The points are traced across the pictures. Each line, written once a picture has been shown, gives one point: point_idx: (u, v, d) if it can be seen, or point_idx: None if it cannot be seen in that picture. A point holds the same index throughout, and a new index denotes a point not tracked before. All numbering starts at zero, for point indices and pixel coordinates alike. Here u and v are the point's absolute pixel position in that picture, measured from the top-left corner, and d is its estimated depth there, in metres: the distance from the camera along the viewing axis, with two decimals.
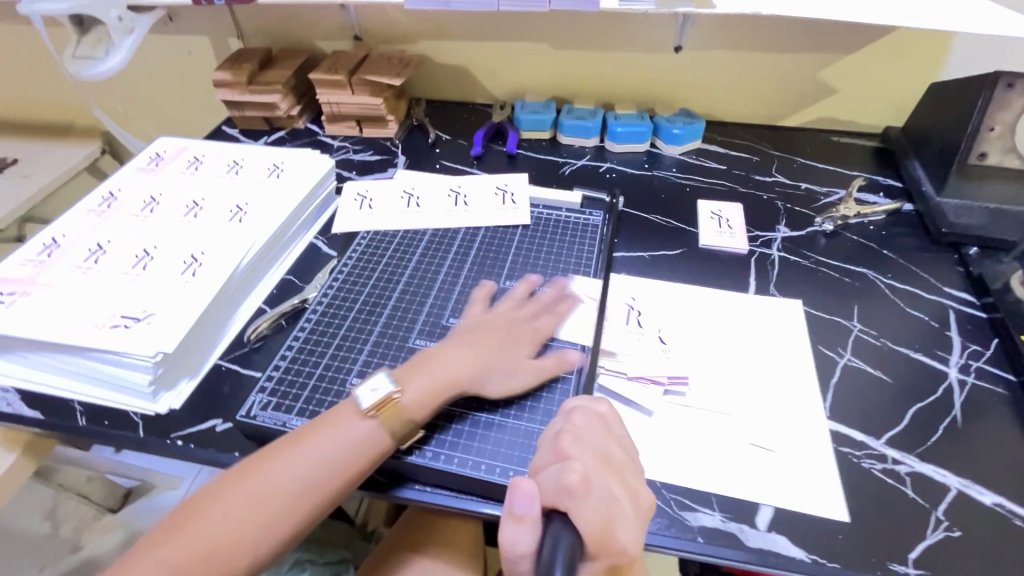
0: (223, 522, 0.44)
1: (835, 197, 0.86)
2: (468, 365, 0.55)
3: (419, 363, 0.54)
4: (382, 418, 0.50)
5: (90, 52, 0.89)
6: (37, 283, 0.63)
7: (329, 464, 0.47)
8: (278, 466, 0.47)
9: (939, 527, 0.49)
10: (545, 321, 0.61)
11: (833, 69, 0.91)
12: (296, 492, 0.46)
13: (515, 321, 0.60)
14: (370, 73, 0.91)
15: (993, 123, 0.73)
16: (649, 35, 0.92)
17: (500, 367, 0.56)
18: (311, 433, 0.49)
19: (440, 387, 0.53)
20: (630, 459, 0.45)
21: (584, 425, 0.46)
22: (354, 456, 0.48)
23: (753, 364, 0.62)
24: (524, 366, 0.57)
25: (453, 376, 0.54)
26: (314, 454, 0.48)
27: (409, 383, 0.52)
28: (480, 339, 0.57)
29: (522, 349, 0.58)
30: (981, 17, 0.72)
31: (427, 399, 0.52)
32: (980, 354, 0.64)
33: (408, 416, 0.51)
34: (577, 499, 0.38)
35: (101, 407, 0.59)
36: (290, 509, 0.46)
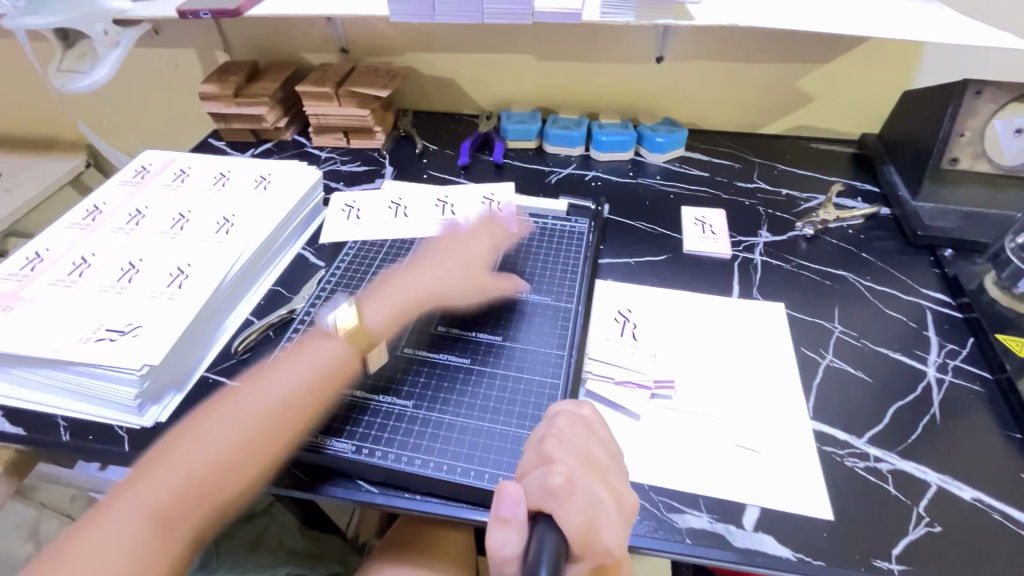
0: (196, 453, 0.48)
1: (815, 202, 0.88)
2: (425, 285, 0.65)
3: (381, 290, 0.64)
4: (346, 337, 0.58)
5: (75, 66, 0.89)
6: (20, 297, 0.62)
7: (295, 382, 0.54)
8: (242, 400, 0.53)
9: (921, 523, 0.50)
10: (494, 243, 0.72)
11: (810, 78, 0.93)
12: (265, 416, 0.52)
13: (465, 245, 0.70)
14: (357, 85, 0.92)
15: (964, 129, 0.76)
16: (632, 46, 0.94)
17: (456, 285, 0.65)
18: (271, 372, 0.56)
19: (402, 305, 0.63)
20: (614, 460, 0.46)
21: (568, 429, 0.46)
22: (318, 372, 0.55)
23: (738, 366, 0.63)
24: (478, 281, 0.66)
25: (409, 298, 0.63)
26: (276, 384, 0.54)
27: (368, 309, 0.62)
28: (432, 266, 0.67)
29: (476, 267, 0.68)
30: (949, 27, 0.74)
31: (388, 317, 0.62)
32: (957, 352, 0.65)
33: (373, 335, 0.60)
34: (561, 500, 0.39)
35: (86, 422, 0.58)
36: (261, 433, 0.51)
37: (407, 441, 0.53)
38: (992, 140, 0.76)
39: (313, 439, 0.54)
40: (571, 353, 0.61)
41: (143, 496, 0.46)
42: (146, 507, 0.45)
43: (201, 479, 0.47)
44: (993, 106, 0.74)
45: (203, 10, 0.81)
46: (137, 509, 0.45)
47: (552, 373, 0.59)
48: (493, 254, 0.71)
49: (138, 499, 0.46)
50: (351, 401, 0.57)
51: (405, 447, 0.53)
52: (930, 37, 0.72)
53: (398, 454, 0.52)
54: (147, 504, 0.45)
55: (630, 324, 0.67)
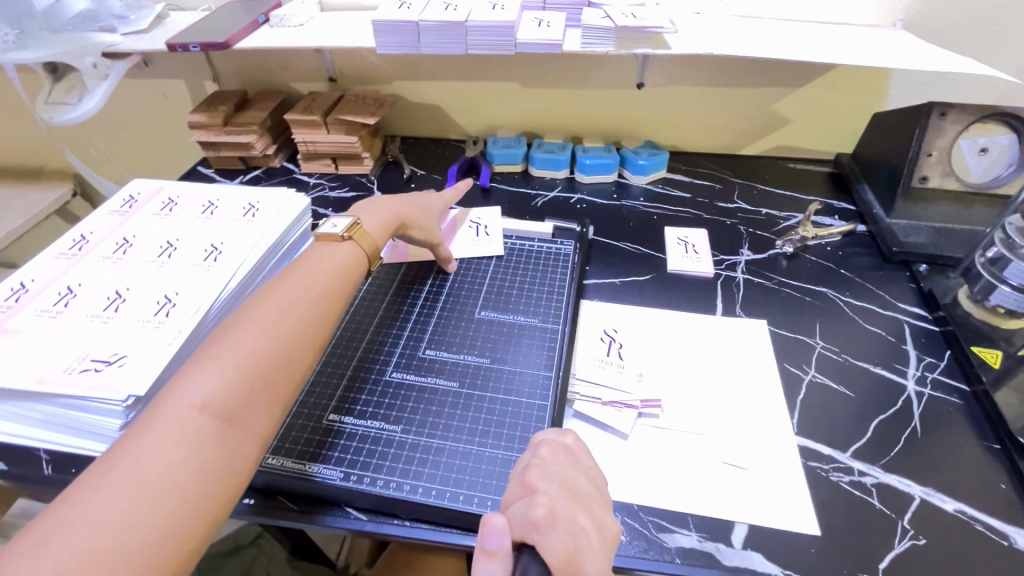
0: (243, 348, 0.47)
1: (794, 220, 0.90)
2: (406, 207, 0.71)
3: (369, 207, 0.68)
4: (357, 242, 0.62)
5: (63, 98, 0.90)
6: (3, 329, 0.62)
7: (326, 281, 0.56)
8: (278, 296, 0.53)
9: (906, 536, 0.51)
10: (447, 195, 0.80)
11: (784, 101, 0.97)
12: (302, 313, 0.52)
13: (427, 192, 0.77)
14: (345, 113, 0.93)
15: (931, 149, 0.78)
16: (613, 73, 0.97)
17: (423, 213, 0.73)
18: (290, 276, 0.56)
19: (391, 216, 0.68)
20: (597, 489, 0.46)
21: (550, 458, 0.47)
22: (343, 273, 0.59)
23: (723, 383, 0.64)
24: (433, 217, 0.75)
25: (396, 211, 0.69)
26: (304, 285, 0.55)
27: (363, 218, 0.66)
28: (406, 196, 0.73)
29: (434, 206, 0.76)
30: (913, 53, 0.78)
31: (383, 224, 0.67)
32: (935, 365, 0.67)
33: (374, 241, 0.64)
34: (545, 531, 0.38)
35: (70, 454, 0.57)
36: (303, 327, 0.52)
37: (397, 467, 0.53)
38: (959, 159, 0.79)
39: (303, 468, 0.53)
40: (558, 375, 0.62)
41: (200, 389, 0.44)
42: (209, 401, 0.44)
43: (262, 369, 0.47)
44: (958, 127, 0.77)
45: (192, 43, 0.83)
46: (199, 404, 0.43)
47: (540, 395, 0.60)
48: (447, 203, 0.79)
49: (196, 393, 0.44)
50: (341, 427, 0.57)
51: (395, 473, 0.53)
52: (895, 63, 0.75)
53: (387, 480, 0.52)
54: (211, 398, 0.44)
55: (616, 344, 0.68)
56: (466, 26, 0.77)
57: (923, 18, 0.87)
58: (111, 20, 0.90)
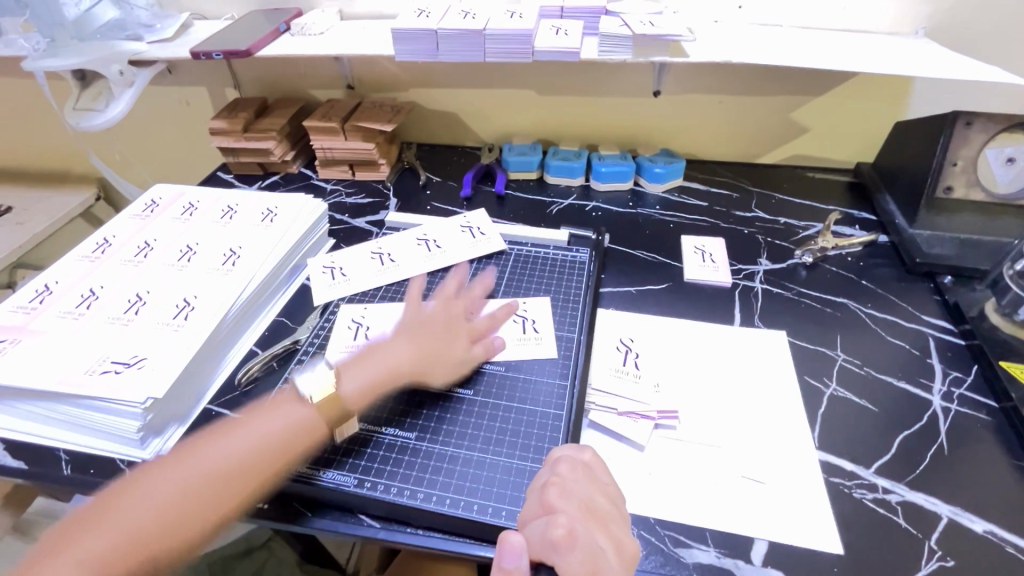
0: (143, 505, 0.47)
1: (813, 230, 0.89)
2: (406, 361, 0.60)
3: (363, 357, 0.59)
4: (318, 401, 0.55)
5: (90, 104, 0.92)
6: (28, 330, 0.63)
7: (259, 438, 0.52)
8: (205, 451, 0.51)
9: (933, 557, 0.49)
10: (477, 321, 0.66)
11: (803, 110, 0.96)
12: (224, 477, 0.50)
13: (451, 319, 0.65)
14: (363, 120, 0.94)
15: (956, 158, 0.76)
16: (629, 81, 0.96)
17: (436, 357, 0.61)
18: (233, 426, 0.54)
19: (379, 378, 0.58)
20: (614, 507, 0.45)
21: (569, 477, 0.46)
22: (285, 432, 0.53)
23: (741, 396, 0.63)
24: (456, 356, 0.62)
25: (390, 366, 0.59)
26: (236, 443, 0.52)
27: (348, 374, 0.58)
28: (418, 337, 0.62)
29: (459, 344, 0.63)
30: (938, 62, 0.76)
31: (367, 389, 0.57)
32: (961, 380, 0.65)
33: (344, 406, 0.56)
34: (563, 552, 0.40)
35: (87, 456, 0.58)
36: (219, 489, 0.49)
37: (409, 474, 0.53)
38: (985, 169, 0.77)
39: (313, 471, 0.53)
40: (574, 385, 0.61)
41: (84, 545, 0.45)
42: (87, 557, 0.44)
43: (149, 534, 0.46)
44: (984, 136, 0.75)
45: (215, 51, 0.84)
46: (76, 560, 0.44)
47: (555, 404, 0.59)
48: (478, 330, 0.65)
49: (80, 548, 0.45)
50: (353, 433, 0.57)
51: (407, 481, 0.52)
52: (921, 71, 0.73)
53: (398, 487, 0.52)
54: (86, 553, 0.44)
55: (633, 354, 0.67)
56: (485, 34, 0.78)
57: (947, 26, 0.85)
58: (137, 29, 0.94)
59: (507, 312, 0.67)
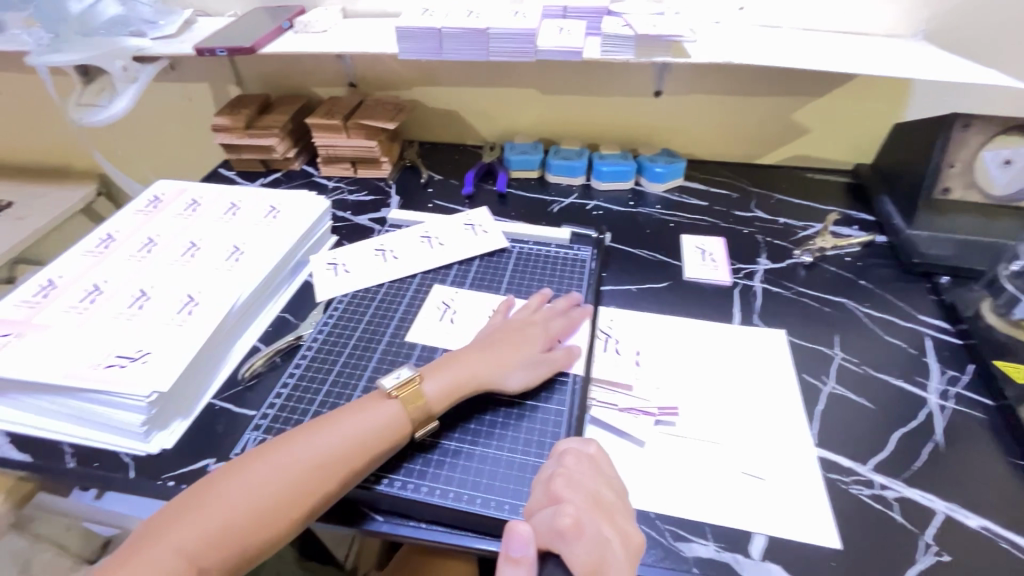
0: (235, 500, 0.46)
1: (812, 230, 0.90)
2: (485, 365, 0.59)
3: (446, 360, 0.59)
4: (404, 399, 0.54)
5: (93, 100, 0.92)
6: (32, 324, 0.63)
7: (345, 440, 0.50)
8: (294, 449, 0.49)
9: (928, 551, 0.50)
10: (555, 324, 0.65)
11: (803, 111, 0.96)
12: (310, 480, 0.48)
13: (529, 321, 0.64)
14: (365, 118, 0.94)
15: (954, 160, 0.77)
16: (630, 81, 0.97)
17: (515, 363, 0.59)
18: (320, 423, 0.52)
19: (462, 381, 0.57)
20: (620, 500, 0.46)
21: (575, 468, 0.47)
22: (371, 434, 0.52)
23: (741, 393, 0.63)
24: (536, 363, 0.60)
25: (472, 369, 0.58)
26: (324, 445, 0.50)
27: (431, 377, 0.57)
28: (498, 343, 0.61)
29: (537, 347, 0.61)
30: (937, 64, 0.77)
31: (450, 390, 0.56)
32: (958, 379, 0.66)
33: (428, 407, 0.55)
34: (571, 542, 0.40)
35: (92, 449, 0.58)
36: (303, 493, 0.48)
37: (413, 468, 0.54)
38: (982, 171, 0.78)
39: None
40: (575, 380, 0.62)
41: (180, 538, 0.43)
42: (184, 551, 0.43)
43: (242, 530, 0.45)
44: (981, 138, 0.76)
45: (219, 47, 0.85)
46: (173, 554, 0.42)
47: (557, 400, 0.60)
48: (555, 334, 0.64)
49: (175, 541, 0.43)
50: None
51: (411, 475, 0.53)
52: (920, 73, 0.74)
53: (401, 481, 0.52)
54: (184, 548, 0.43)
55: (633, 351, 0.68)
56: (488, 33, 0.78)
57: (945, 29, 0.86)
58: (142, 25, 0.93)
59: (580, 314, 0.67)
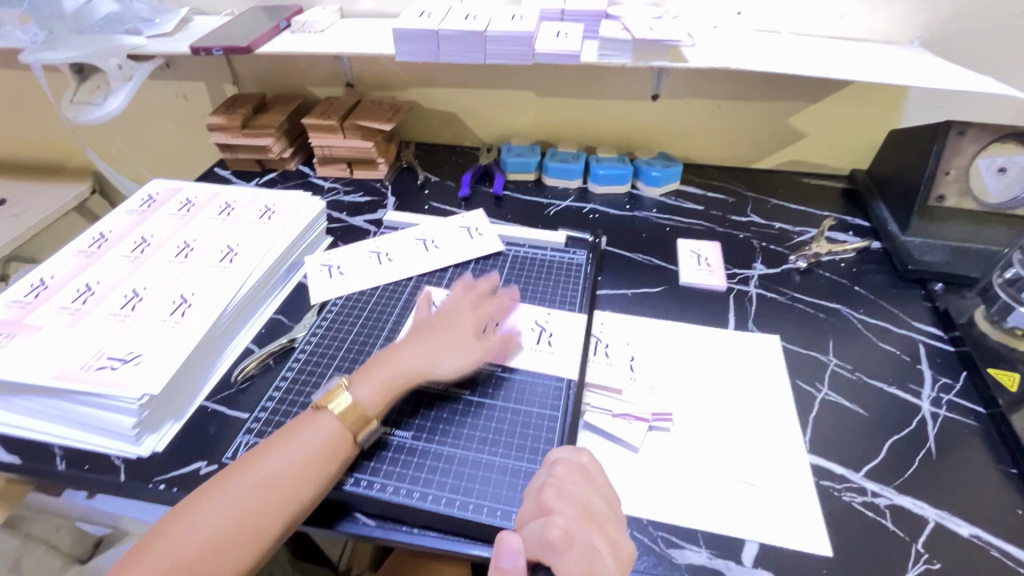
0: (198, 528, 0.45)
1: (808, 236, 0.90)
2: (417, 359, 0.58)
3: (374, 364, 0.57)
4: (339, 411, 0.53)
5: (88, 98, 0.91)
6: (23, 324, 0.63)
7: (303, 454, 0.50)
8: (254, 469, 0.49)
9: (919, 560, 0.50)
10: (480, 307, 0.66)
11: (800, 116, 0.96)
12: (274, 496, 0.47)
13: (454, 308, 0.64)
14: (362, 119, 0.94)
15: (949, 167, 0.78)
16: (628, 85, 0.97)
17: (446, 352, 0.59)
18: (280, 440, 0.51)
19: (392, 382, 0.56)
20: (611, 510, 0.46)
21: (565, 477, 0.47)
22: (330, 445, 0.51)
23: (735, 399, 0.64)
24: (468, 348, 0.61)
25: (403, 371, 0.57)
26: (282, 461, 0.49)
27: (360, 383, 0.55)
28: (426, 335, 0.61)
29: (464, 333, 0.62)
30: (933, 72, 0.77)
31: (382, 392, 0.55)
32: (950, 387, 0.66)
33: (366, 412, 0.53)
34: (560, 553, 0.41)
35: (82, 451, 0.58)
36: (270, 509, 0.47)
37: (405, 473, 0.53)
38: (976, 179, 0.78)
39: None
40: (569, 386, 0.61)
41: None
42: None
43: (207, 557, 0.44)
44: (976, 146, 0.76)
45: (215, 47, 0.84)
46: None
47: (551, 405, 0.60)
48: (483, 316, 0.65)
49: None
50: None
51: (403, 480, 0.53)
52: (916, 80, 0.74)
53: (393, 486, 0.52)
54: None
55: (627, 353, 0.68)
56: (485, 35, 0.78)
57: (942, 37, 0.87)
58: (137, 23, 0.93)
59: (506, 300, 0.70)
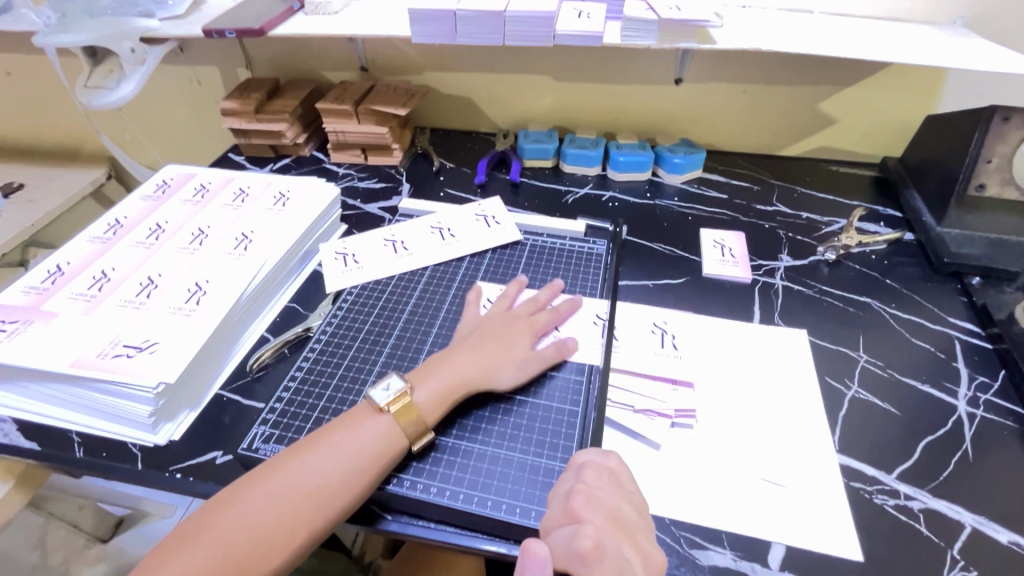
0: (242, 522, 0.44)
1: (837, 226, 0.86)
2: (477, 365, 0.57)
3: (433, 366, 0.56)
4: (397, 414, 0.52)
5: (102, 82, 0.90)
6: (40, 311, 0.63)
7: (349, 455, 0.49)
8: (298, 467, 0.48)
9: (955, 567, 0.48)
10: (541, 316, 0.63)
11: (830, 101, 0.92)
12: (317, 496, 0.47)
13: (513, 315, 0.63)
14: (376, 103, 0.92)
15: (992, 154, 0.74)
16: (650, 68, 0.94)
17: (504, 361, 0.58)
18: (327, 437, 0.50)
19: (451, 388, 0.55)
20: (640, 517, 0.45)
21: (596, 483, 0.45)
22: (376, 448, 0.50)
23: (761, 395, 0.61)
24: (526, 358, 0.59)
25: (462, 376, 0.56)
26: (328, 461, 0.48)
27: (419, 385, 0.54)
28: (484, 340, 0.59)
29: (523, 341, 0.60)
30: (977, 53, 0.73)
31: (438, 399, 0.54)
32: (988, 385, 0.63)
33: (421, 418, 0.52)
34: (591, 565, 0.40)
35: (100, 439, 0.58)
36: (315, 509, 0.46)
37: (424, 468, 0.52)
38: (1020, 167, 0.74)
39: None
40: (591, 380, 0.60)
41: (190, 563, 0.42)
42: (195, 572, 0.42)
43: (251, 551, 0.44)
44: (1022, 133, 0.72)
45: (228, 29, 0.82)
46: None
47: (571, 400, 0.58)
48: (543, 326, 0.62)
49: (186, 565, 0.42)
50: None
51: (421, 475, 0.52)
52: (960, 62, 0.70)
53: (413, 481, 0.51)
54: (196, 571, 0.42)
55: (669, 337, 0.68)
56: (504, 16, 0.75)
57: (987, 15, 0.82)
58: (150, 6, 0.91)
59: (570, 304, 0.66)
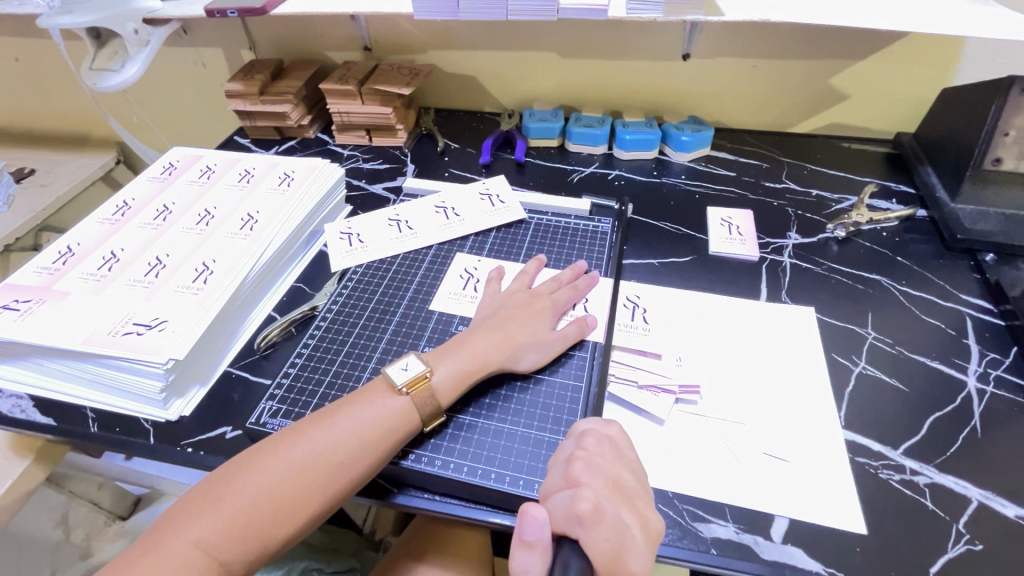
0: (255, 490, 0.45)
1: (847, 203, 0.85)
2: (500, 346, 0.57)
3: (452, 347, 0.56)
4: (413, 396, 0.52)
5: (106, 64, 0.90)
6: (52, 290, 0.64)
7: (358, 430, 0.49)
8: (309, 438, 0.48)
9: (960, 540, 0.48)
10: (563, 293, 0.63)
11: (842, 75, 0.90)
12: (329, 467, 0.47)
13: (536, 295, 0.63)
14: (380, 83, 0.91)
15: (1009, 127, 0.71)
16: (657, 43, 0.92)
17: (527, 340, 0.58)
18: (338, 411, 0.51)
19: (472, 369, 0.55)
20: (638, 483, 0.46)
21: (596, 450, 0.46)
22: (385, 424, 0.50)
23: (766, 371, 0.61)
24: (547, 338, 0.59)
25: (484, 358, 0.56)
26: (340, 433, 0.49)
27: (440, 365, 0.54)
28: (506, 320, 0.59)
29: (544, 321, 0.60)
30: (995, 20, 0.70)
31: (458, 381, 0.54)
32: (999, 362, 0.62)
33: (438, 397, 0.53)
34: (590, 527, 0.39)
35: (114, 414, 0.59)
36: (326, 480, 0.47)
37: (428, 442, 0.53)
38: None
39: None
40: (593, 355, 0.60)
41: (204, 528, 0.43)
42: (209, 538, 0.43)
43: (263, 517, 0.45)
44: None
45: (229, 8, 0.82)
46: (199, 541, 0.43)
47: (575, 375, 0.58)
48: (562, 305, 0.63)
49: (200, 531, 0.43)
50: None
51: (426, 449, 0.53)
52: (975, 31, 0.68)
53: (418, 455, 0.52)
54: (209, 537, 0.43)
55: (641, 309, 0.68)
56: None
57: None
58: None
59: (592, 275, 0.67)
